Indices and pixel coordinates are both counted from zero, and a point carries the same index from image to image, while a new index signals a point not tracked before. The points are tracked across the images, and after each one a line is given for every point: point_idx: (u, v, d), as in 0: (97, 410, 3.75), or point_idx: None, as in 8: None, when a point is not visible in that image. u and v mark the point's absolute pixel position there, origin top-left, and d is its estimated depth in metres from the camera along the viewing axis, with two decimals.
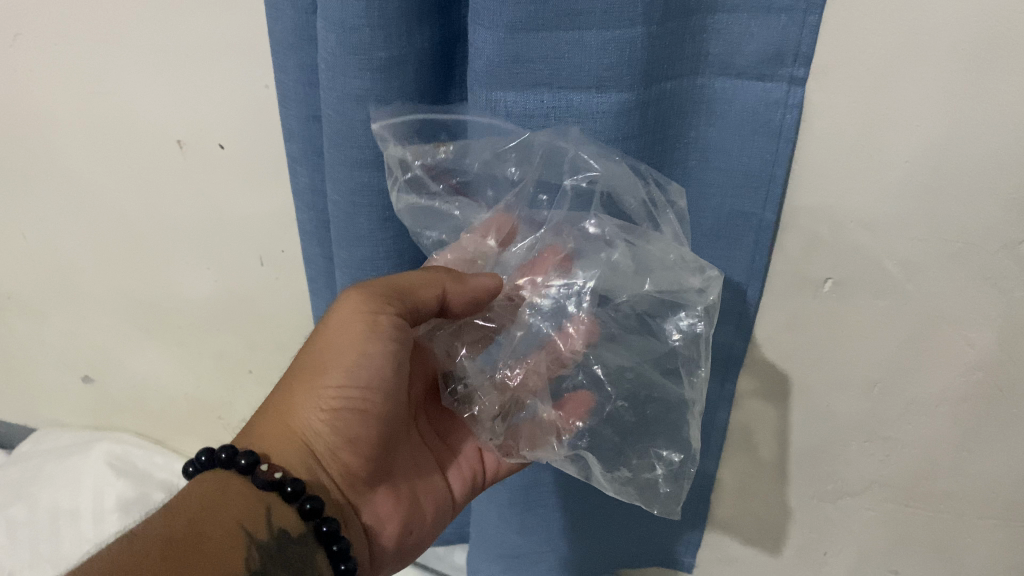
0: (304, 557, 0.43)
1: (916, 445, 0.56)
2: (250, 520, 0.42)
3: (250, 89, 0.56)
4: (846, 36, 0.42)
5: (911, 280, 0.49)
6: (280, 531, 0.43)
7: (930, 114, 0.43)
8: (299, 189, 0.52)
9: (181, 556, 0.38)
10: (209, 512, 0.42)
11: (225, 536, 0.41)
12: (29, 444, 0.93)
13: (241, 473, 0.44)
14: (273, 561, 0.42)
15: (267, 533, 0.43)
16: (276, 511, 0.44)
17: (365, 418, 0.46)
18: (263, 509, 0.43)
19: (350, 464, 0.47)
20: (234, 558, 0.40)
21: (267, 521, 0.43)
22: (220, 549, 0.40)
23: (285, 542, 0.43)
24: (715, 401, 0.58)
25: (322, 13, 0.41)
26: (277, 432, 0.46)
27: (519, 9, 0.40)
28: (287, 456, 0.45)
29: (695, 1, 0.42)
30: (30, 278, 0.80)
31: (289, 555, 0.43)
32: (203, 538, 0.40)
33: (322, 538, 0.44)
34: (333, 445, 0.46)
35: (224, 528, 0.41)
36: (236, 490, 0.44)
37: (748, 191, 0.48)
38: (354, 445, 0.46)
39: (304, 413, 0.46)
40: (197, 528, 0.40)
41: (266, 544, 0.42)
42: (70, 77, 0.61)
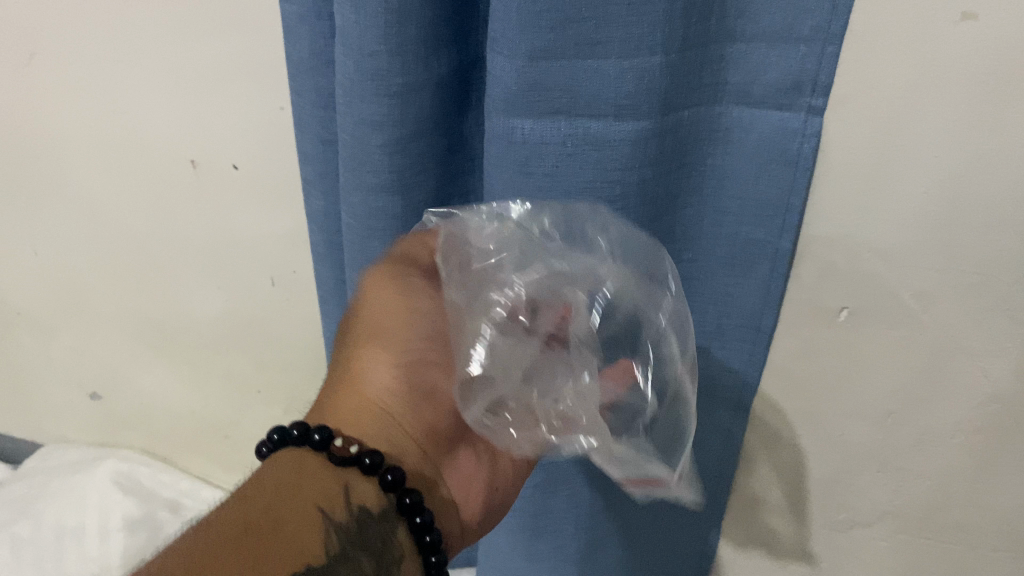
0: (385, 537, 0.41)
1: (930, 476, 0.56)
2: (329, 503, 0.40)
3: (264, 110, 0.57)
4: (864, 66, 0.42)
5: (927, 311, 0.49)
6: (360, 512, 0.41)
7: (948, 145, 0.43)
8: (313, 212, 0.52)
9: (260, 546, 0.36)
10: (284, 497, 0.39)
11: (305, 523, 0.38)
12: (34, 461, 0.93)
13: (318, 451, 0.41)
14: (354, 547, 0.39)
15: (346, 514, 0.40)
16: (355, 490, 0.41)
17: (433, 369, 0.46)
18: (341, 490, 0.41)
19: (429, 423, 0.46)
20: (313, 552, 0.38)
21: (345, 500, 0.41)
22: (299, 540, 0.37)
23: (365, 523, 0.40)
24: (727, 429, 0.57)
25: (341, 40, 0.41)
26: (351, 406, 0.44)
27: (538, 38, 0.40)
28: (372, 428, 0.44)
29: (714, 30, 0.42)
30: (40, 296, 0.80)
31: (369, 538, 0.40)
32: (281, 528, 0.37)
33: (408, 512, 0.42)
34: (411, 408, 0.45)
35: (303, 513, 0.39)
36: (312, 471, 0.41)
37: (764, 220, 0.47)
38: (433, 405, 0.47)
39: (372, 378, 0.45)
40: (275, 515, 0.38)
41: (345, 526, 0.40)
42: (86, 98, 0.61)
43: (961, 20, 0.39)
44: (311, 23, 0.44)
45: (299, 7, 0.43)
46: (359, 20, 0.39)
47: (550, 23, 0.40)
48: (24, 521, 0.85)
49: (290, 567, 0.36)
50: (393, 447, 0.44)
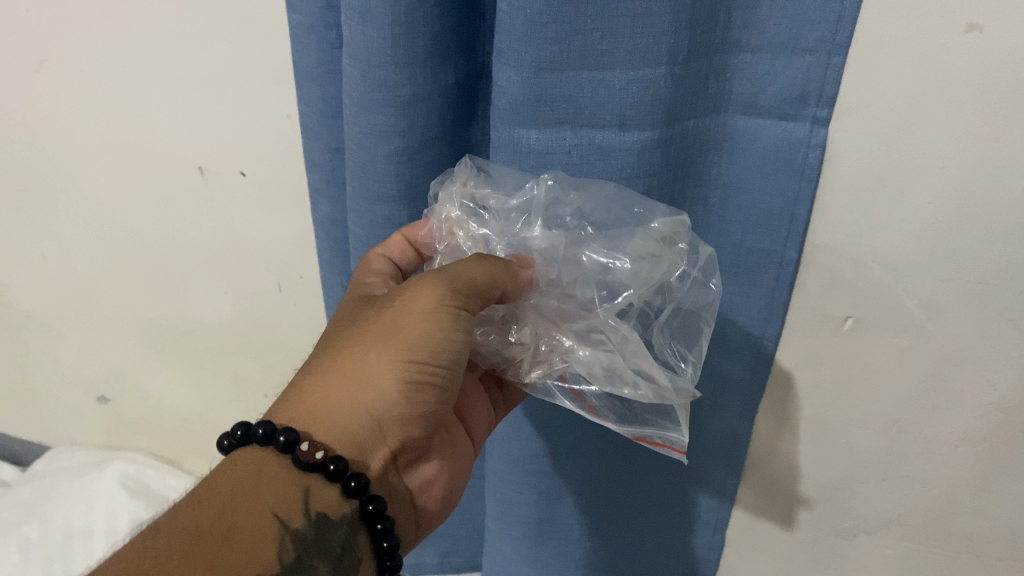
0: (345, 542, 0.39)
1: (936, 484, 0.56)
2: (286, 508, 0.38)
3: (272, 117, 0.57)
4: (869, 77, 0.42)
5: (932, 320, 0.49)
6: (319, 517, 0.39)
7: (954, 156, 0.43)
8: (320, 219, 0.52)
9: (210, 557, 0.34)
10: (240, 501, 0.37)
11: (258, 530, 0.37)
12: (43, 463, 0.94)
13: (283, 452, 0.38)
14: (310, 554, 0.38)
15: (303, 519, 0.38)
16: (316, 495, 0.39)
17: (425, 388, 0.42)
18: (302, 493, 0.39)
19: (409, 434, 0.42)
20: (267, 559, 0.36)
21: (305, 506, 0.39)
22: (251, 548, 0.36)
23: (324, 528, 0.39)
24: (732, 435, 0.57)
25: (348, 50, 0.41)
26: (337, 403, 0.41)
27: (544, 49, 0.40)
28: (349, 431, 0.40)
29: (719, 41, 0.42)
30: (49, 299, 0.80)
31: (328, 542, 0.39)
32: (233, 536, 0.36)
33: (369, 519, 0.40)
34: (400, 418, 0.41)
35: (257, 519, 0.37)
36: (272, 473, 0.39)
37: (770, 229, 0.48)
38: (421, 419, 0.42)
39: (371, 381, 0.41)
40: (227, 522, 0.36)
41: (302, 534, 0.38)
42: (96, 104, 0.62)
43: (966, 31, 0.39)
44: (318, 33, 0.44)
45: (306, 17, 0.43)
46: (366, 31, 0.39)
47: (557, 34, 0.40)
48: (32, 522, 0.86)
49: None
50: (363, 454, 0.41)
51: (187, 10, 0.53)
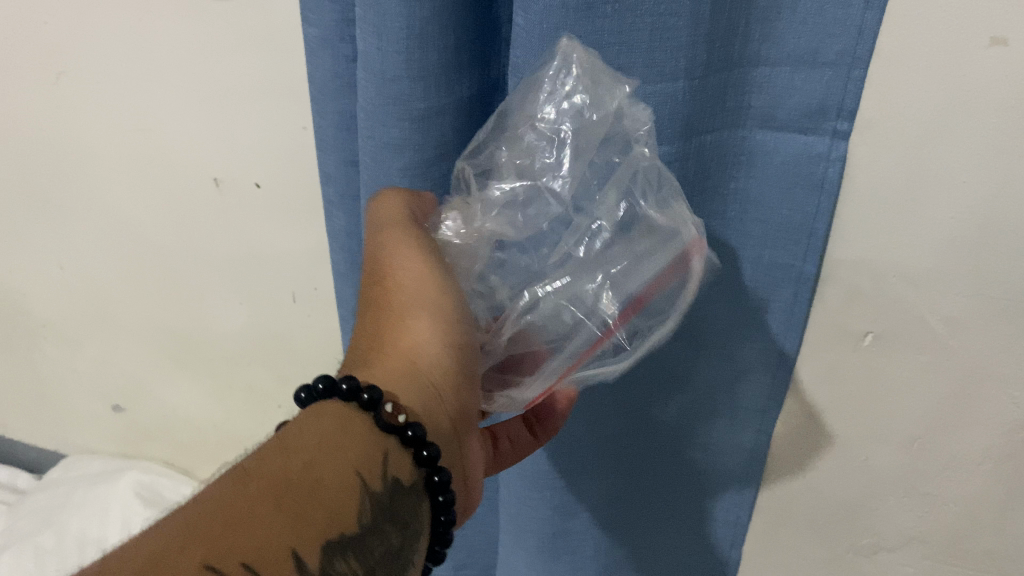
0: (415, 510, 0.37)
1: (959, 503, 0.54)
2: (368, 468, 0.35)
3: (287, 129, 0.57)
4: (892, 91, 0.41)
5: (954, 336, 0.48)
6: (395, 482, 0.36)
7: (979, 170, 0.42)
8: (334, 231, 0.52)
9: (296, 506, 0.32)
10: (326, 452, 0.35)
11: (343, 487, 0.34)
12: (58, 471, 0.94)
13: (366, 411, 0.36)
14: (386, 517, 0.35)
15: (382, 484, 0.36)
16: (393, 458, 0.37)
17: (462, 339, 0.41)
18: (381, 455, 0.36)
19: (459, 394, 0.41)
20: (348, 516, 0.34)
21: (384, 470, 0.36)
22: (334, 504, 0.33)
23: (398, 494, 0.36)
24: (751, 449, 0.56)
25: (362, 65, 0.41)
26: (387, 364, 0.39)
27: (559, 65, 0.40)
28: (410, 391, 0.38)
29: (737, 55, 0.42)
30: (65, 309, 0.81)
31: (401, 507, 0.36)
32: (320, 489, 0.33)
33: (433, 488, 0.38)
34: (452, 380, 0.40)
35: (340, 474, 0.34)
36: (356, 431, 0.36)
37: (788, 244, 0.47)
38: (465, 382, 0.41)
39: (417, 338, 0.40)
40: (313, 474, 0.33)
41: (381, 498, 0.35)
42: (113, 116, 0.62)
43: (991, 45, 0.38)
44: (333, 47, 0.44)
45: (322, 30, 0.43)
46: (381, 46, 0.39)
47: None
48: (48, 531, 0.86)
49: (321, 533, 0.32)
50: (427, 414, 0.39)
51: (203, 23, 0.53)
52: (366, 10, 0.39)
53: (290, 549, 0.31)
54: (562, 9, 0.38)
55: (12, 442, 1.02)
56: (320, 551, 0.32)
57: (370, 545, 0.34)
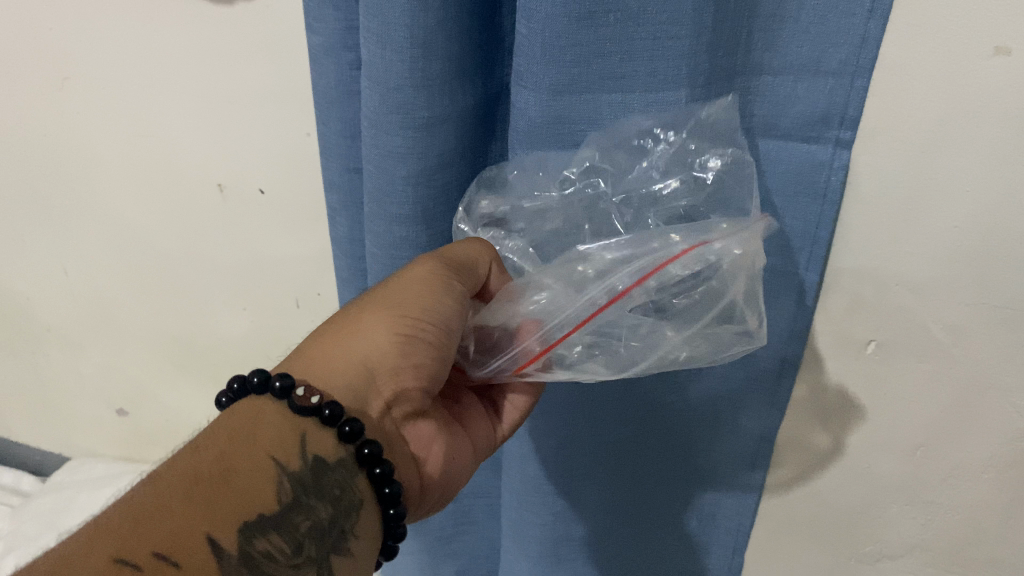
0: (344, 484, 0.40)
1: (961, 511, 0.54)
2: (283, 451, 0.38)
3: (292, 135, 0.57)
4: (895, 100, 0.41)
5: (957, 344, 0.48)
6: (316, 459, 0.39)
7: (981, 179, 0.42)
8: (338, 238, 0.52)
9: (209, 494, 0.34)
10: (237, 444, 0.37)
11: (255, 473, 0.36)
12: (62, 474, 0.94)
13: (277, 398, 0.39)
14: (309, 494, 0.38)
15: (301, 462, 0.38)
16: (314, 438, 0.39)
17: (423, 343, 0.42)
18: (298, 437, 0.39)
19: (405, 388, 0.42)
20: (265, 497, 0.36)
21: (302, 450, 0.39)
22: (250, 487, 0.36)
23: (321, 471, 0.39)
24: (754, 456, 0.56)
25: (366, 73, 0.41)
26: (334, 352, 0.42)
27: (562, 72, 0.40)
28: (341, 379, 0.41)
29: (740, 64, 0.42)
30: (69, 313, 0.81)
31: (325, 483, 0.39)
32: (234, 475, 0.36)
33: (366, 462, 0.40)
34: (393, 372, 0.42)
35: (255, 461, 0.37)
36: (268, 418, 0.39)
37: (792, 251, 0.47)
38: (416, 373, 0.42)
39: (365, 336, 0.42)
40: (226, 463, 0.36)
41: (299, 476, 0.38)
42: (118, 122, 0.62)
43: (994, 54, 0.38)
44: (337, 55, 0.44)
45: (326, 38, 0.44)
46: (384, 54, 0.39)
47: (575, 57, 0.39)
48: (51, 535, 0.86)
49: (237, 517, 0.35)
50: (355, 401, 0.41)
51: (209, 29, 0.54)
52: (369, 20, 0.39)
53: (205, 535, 0.33)
54: (564, 18, 0.38)
55: (16, 445, 1.02)
56: (235, 534, 0.34)
57: (294, 522, 0.37)
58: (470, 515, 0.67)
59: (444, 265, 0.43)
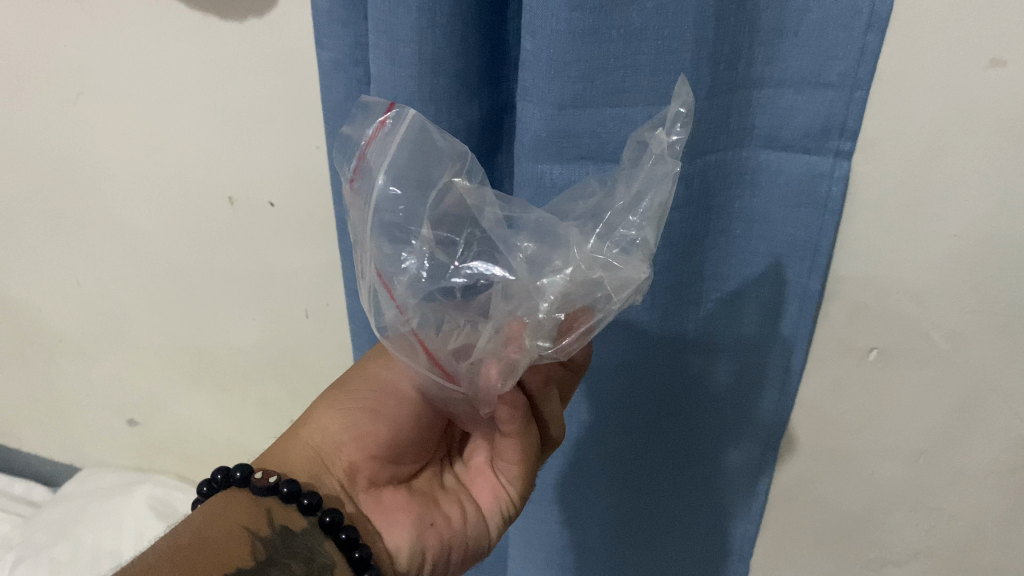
0: (313, 547, 0.38)
1: (965, 516, 0.55)
2: (251, 521, 0.37)
3: (301, 149, 0.58)
4: (893, 111, 0.42)
5: (958, 351, 0.48)
6: (284, 528, 0.38)
7: (980, 189, 0.42)
8: (347, 249, 0.53)
9: (188, 554, 0.34)
10: (207, 520, 0.37)
11: (227, 539, 0.36)
12: (72, 485, 0.95)
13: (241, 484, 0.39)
14: (281, 556, 0.37)
15: (270, 529, 0.37)
16: (278, 512, 0.38)
17: (371, 415, 0.43)
18: (264, 512, 0.38)
19: (357, 461, 0.42)
20: (242, 556, 0.35)
21: (269, 520, 0.38)
22: (225, 546, 0.35)
23: (290, 537, 0.38)
24: (758, 463, 0.57)
25: (374, 88, 0.42)
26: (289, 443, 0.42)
27: (568, 88, 0.41)
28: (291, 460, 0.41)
29: (742, 77, 0.43)
30: (82, 325, 0.82)
31: (296, 546, 0.37)
32: (206, 540, 0.35)
33: (330, 528, 0.38)
34: (338, 445, 0.42)
35: (227, 532, 0.36)
36: (232, 504, 0.38)
37: (794, 260, 0.48)
38: (364, 443, 0.42)
39: (317, 421, 0.43)
40: (200, 534, 0.35)
41: (270, 539, 0.37)
42: (131, 136, 0.63)
43: (989, 66, 0.39)
44: (346, 70, 0.45)
45: (335, 54, 0.44)
46: (393, 70, 0.40)
47: (579, 74, 0.40)
48: (63, 544, 0.86)
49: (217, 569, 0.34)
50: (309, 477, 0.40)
51: (221, 45, 0.55)
52: (378, 36, 0.40)
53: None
54: (567, 35, 0.39)
55: (28, 455, 1.03)
56: None
57: None
58: None
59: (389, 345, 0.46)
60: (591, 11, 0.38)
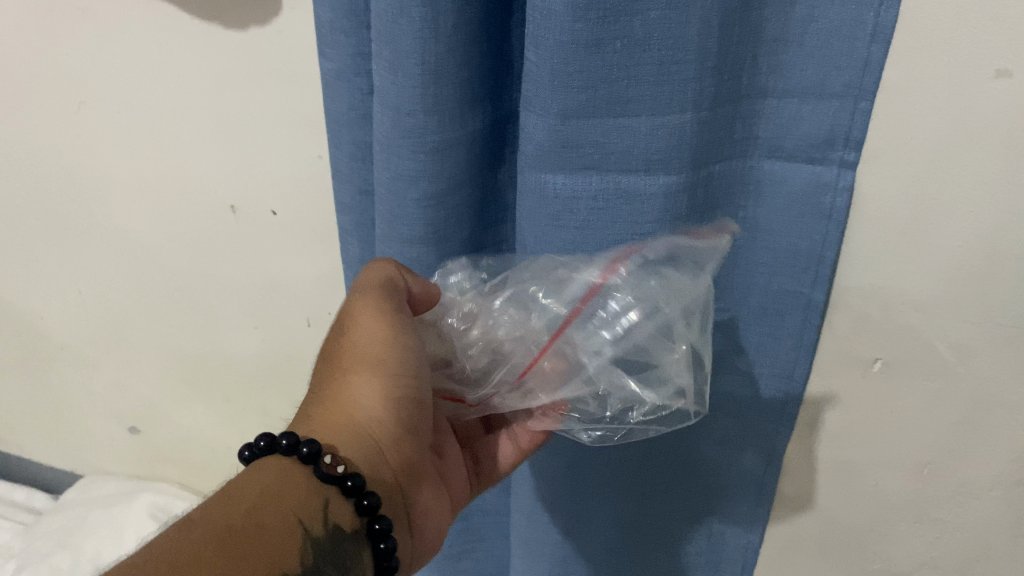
0: (354, 557, 0.40)
1: (970, 529, 0.54)
2: (308, 515, 0.39)
3: (303, 158, 0.58)
4: (898, 121, 0.42)
5: (963, 363, 0.48)
6: (335, 527, 0.40)
7: (985, 200, 0.42)
8: (349, 259, 0.53)
9: (241, 547, 0.35)
10: (267, 503, 0.38)
11: (282, 530, 0.37)
12: (73, 492, 0.95)
13: (305, 461, 0.40)
14: (326, 562, 0.38)
15: (323, 529, 0.39)
16: (333, 506, 0.40)
17: (418, 406, 0.45)
18: (321, 503, 0.40)
19: (405, 452, 0.45)
20: (292, 560, 0.37)
21: (323, 516, 0.40)
22: (277, 545, 0.37)
23: (338, 540, 0.40)
24: (762, 474, 0.56)
25: (378, 98, 0.42)
26: (341, 424, 0.43)
27: (572, 98, 0.40)
28: (353, 449, 0.42)
29: (746, 87, 0.42)
30: (84, 333, 0.82)
31: (341, 555, 0.39)
32: (263, 529, 0.37)
33: (375, 538, 0.41)
34: (394, 436, 0.44)
35: (283, 521, 0.38)
36: (293, 480, 0.40)
37: (798, 271, 0.47)
38: (408, 433, 0.45)
39: (365, 403, 0.43)
40: (256, 521, 0.37)
41: (320, 540, 0.39)
42: (133, 144, 0.63)
43: (995, 77, 0.39)
44: (348, 80, 0.45)
45: (337, 63, 0.44)
46: (396, 81, 0.40)
47: (583, 83, 0.40)
48: (63, 553, 0.86)
49: None
50: (369, 467, 0.42)
51: (224, 55, 0.55)
52: (382, 46, 0.40)
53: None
54: (571, 44, 0.39)
55: (29, 463, 1.03)
56: None
57: None
58: (479, 533, 0.67)
59: (394, 300, 0.44)
60: (595, 19, 0.38)
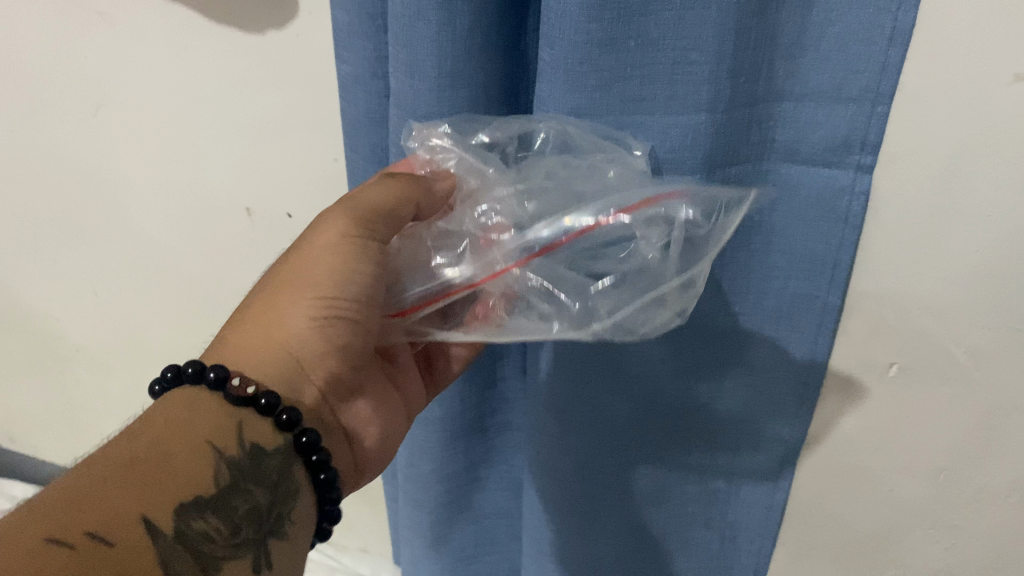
0: (281, 471, 0.40)
1: (987, 535, 0.54)
2: (221, 439, 0.39)
3: (319, 161, 0.58)
4: (915, 126, 0.42)
5: (980, 368, 0.48)
6: (254, 448, 0.40)
7: (1003, 205, 0.42)
8: None
9: (147, 479, 0.35)
10: (176, 432, 0.37)
11: (194, 460, 0.37)
12: None
13: (213, 390, 0.40)
14: (247, 480, 0.39)
15: (239, 448, 0.39)
16: (250, 425, 0.40)
17: (355, 326, 0.42)
18: (235, 425, 0.39)
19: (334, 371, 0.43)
20: (205, 481, 0.37)
21: (239, 436, 0.39)
22: (189, 470, 0.37)
23: (260, 458, 0.40)
24: (777, 477, 0.56)
25: (394, 100, 0.43)
26: (262, 338, 0.41)
27: (584, 96, 0.40)
28: (270, 368, 0.41)
29: (762, 91, 0.42)
30: (101, 334, 0.82)
31: (265, 470, 0.40)
32: (170, 460, 0.36)
33: (303, 450, 0.41)
34: (320, 355, 0.42)
35: (193, 451, 0.37)
36: (203, 408, 0.39)
37: (812, 275, 0.47)
38: (340, 354, 0.43)
39: (291, 322, 0.41)
40: (163, 449, 0.36)
41: (237, 461, 0.39)
42: (151, 148, 0.64)
43: (1013, 81, 0.39)
44: (366, 83, 0.45)
45: (355, 68, 0.44)
46: (413, 83, 0.41)
47: (598, 82, 0.40)
48: None
49: (173, 499, 0.35)
50: (286, 385, 0.41)
51: (241, 59, 0.55)
52: (397, 49, 0.40)
53: (140, 515, 0.34)
54: (587, 45, 0.38)
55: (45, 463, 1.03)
56: (172, 514, 0.35)
57: (232, 504, 0.38)
58: (493, 537, 0.67)
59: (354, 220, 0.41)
60: (609, 19, 0.38)
